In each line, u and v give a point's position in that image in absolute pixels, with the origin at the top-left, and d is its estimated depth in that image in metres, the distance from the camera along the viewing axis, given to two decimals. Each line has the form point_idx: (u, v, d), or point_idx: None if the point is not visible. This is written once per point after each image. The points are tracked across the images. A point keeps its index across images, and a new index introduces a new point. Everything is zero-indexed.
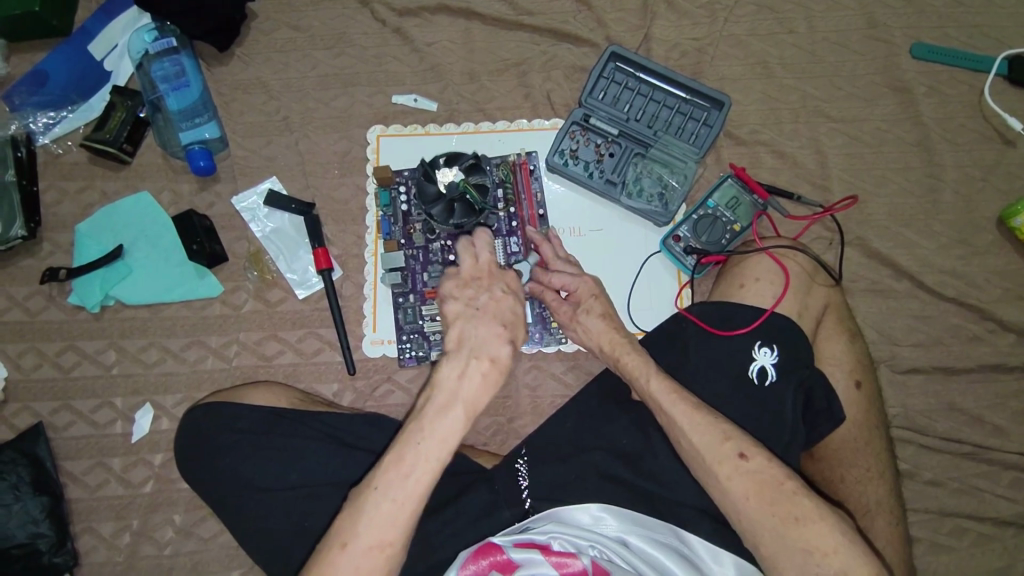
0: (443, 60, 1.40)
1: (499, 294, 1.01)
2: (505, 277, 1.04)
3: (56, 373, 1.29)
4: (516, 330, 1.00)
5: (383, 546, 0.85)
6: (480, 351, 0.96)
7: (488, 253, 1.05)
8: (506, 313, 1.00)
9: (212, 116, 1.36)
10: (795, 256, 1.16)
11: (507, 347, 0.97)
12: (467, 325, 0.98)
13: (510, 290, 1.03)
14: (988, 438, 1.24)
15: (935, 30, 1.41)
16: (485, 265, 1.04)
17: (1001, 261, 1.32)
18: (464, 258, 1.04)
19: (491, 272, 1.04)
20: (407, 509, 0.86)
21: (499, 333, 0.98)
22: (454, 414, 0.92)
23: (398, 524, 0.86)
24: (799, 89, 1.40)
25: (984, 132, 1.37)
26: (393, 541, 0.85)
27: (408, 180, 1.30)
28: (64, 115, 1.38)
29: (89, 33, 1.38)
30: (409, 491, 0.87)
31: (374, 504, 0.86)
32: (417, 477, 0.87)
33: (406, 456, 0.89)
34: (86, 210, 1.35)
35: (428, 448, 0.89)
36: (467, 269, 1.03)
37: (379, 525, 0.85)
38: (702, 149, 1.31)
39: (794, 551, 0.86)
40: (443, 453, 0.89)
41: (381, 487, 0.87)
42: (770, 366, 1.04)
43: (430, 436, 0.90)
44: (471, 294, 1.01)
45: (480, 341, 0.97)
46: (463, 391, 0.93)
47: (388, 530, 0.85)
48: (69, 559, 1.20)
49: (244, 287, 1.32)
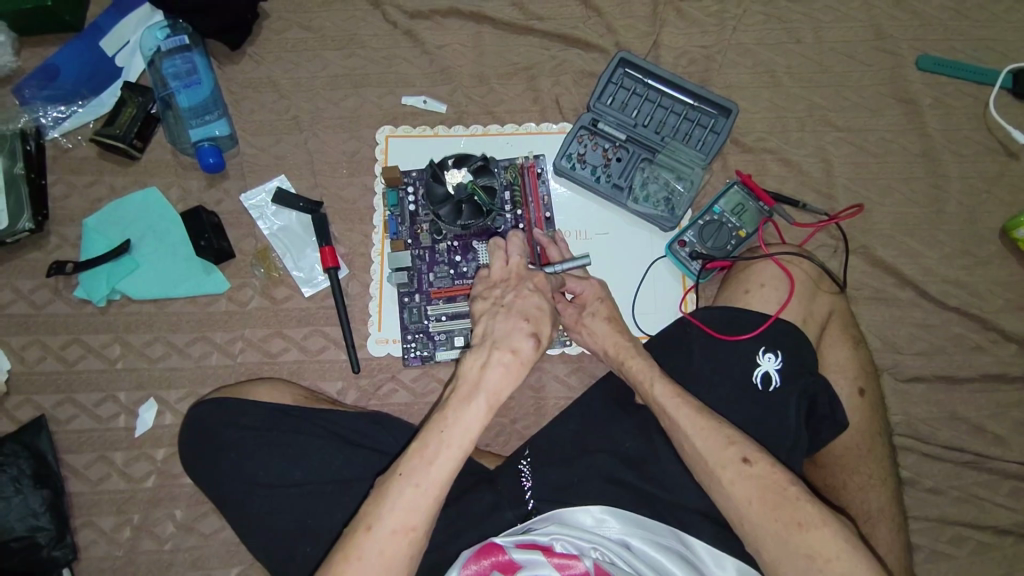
0: (453, 63, 1.41)
1: (526, 292, 1.01)
2: (534, 278, 1.03)
3: (60, 366, 1.29)
4: (540, 324, 0.98)
5: (407, 530, 0.86)
6: (503, 343, 0.96)
7: (518, 255, 1.04)
8: (530, 308, 0.99)
9: (223, 114, 1.37)
10: (801, 263, 1.17)
11: (530, 340, 0.96)
12: (492, 321, 0.99)
13: (537, 289, 1.02)
14: (989, 448, 1.25)
15: (942, 43, 1.42)
16: (514, 266, 1.04)
17: (1004, 272, 1.33)
18: (495, 259, 1.05)
19: (520, 273, 1.04)
20: (432, 495, 0.88)
21: (522, 325, 0.97)
22: (477, 403, 0.93)
23: (422, 509, 0.87)
24: (805, 99, 1.41)
25: (988, 144, 1.38)
26: (417, 526, 0.86)
27: (416, 181, 1.31)
28: (75, 110, 1.39)
29: (101, 29, 1.39)
30: (432, 477, 0.88)
31: (398, 491, 0.88)
32: (442, 465, 0.89)
33: (430, 443, 0.90)
34: (95, 204, 1.36)
35: (452, 435, 0.91)
36: (498, 270, 1.05)
37: (402, 511, 0.87)
38: (708, 155, 1.32)
39: (797, 555, 0.86)
40: (466, 441, 0.91)
41: (407, 473, 0.88)
42: (774, 371, 1.05)
43: (453, 424, 0.91)
44: (498, 294, 1.02)
45: (503, 334, 0.97)
46: (486, 381, 0.94)
47: (412, 516, 0.86)
48: (69, 553, 1.20)
49: (250, 284, 1.32)
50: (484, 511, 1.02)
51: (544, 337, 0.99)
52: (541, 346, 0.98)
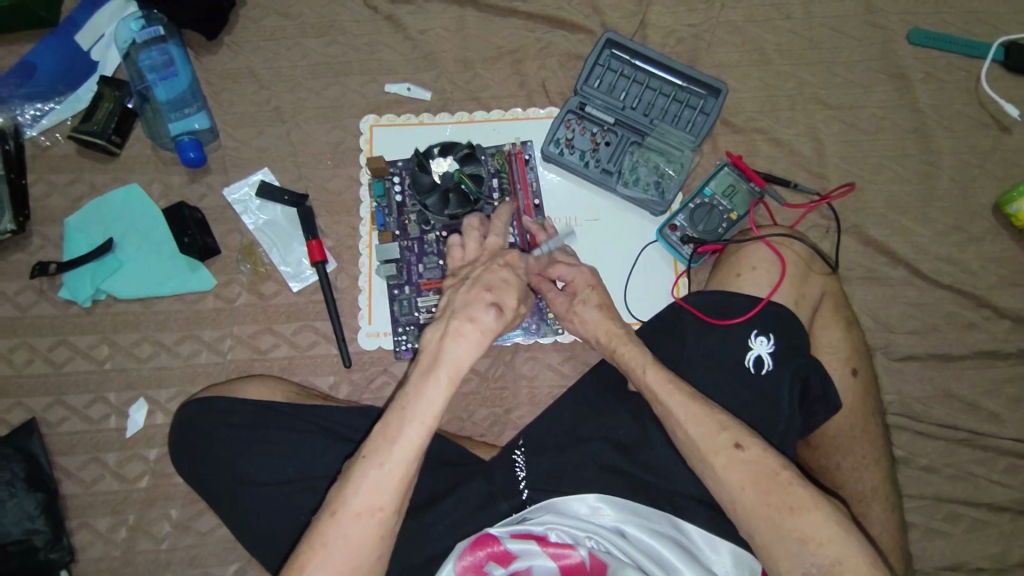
0: (437, 48, 1.39)
1: (495, 267, 1.01)
2: (503, 254, 1.02)
3: (49, 368, 1.27)
4: (504, 295, 0.98)
5: (373, 511, 0.85)
6: (463, 314, 0.95)
7: (494, 236, 1.07)
8: (491, 278, 0.99)
9: (201, 106, 1.34)
10: (793, 245, 1.16)
11: (490, 310, 0.95)
12: (456, 294, 0.99)
13: (508, 263, 1.02)
14: (984, 424, 1.24)
15: (932, 17, 1.40)
16: (487, 246, 1.06)
17: (997, 248, 1.32)
18: (467, 242, 1.07)
19: (493, 251, 1.05)
20: (395, 474, 0.87)
21: (481, 295, 0.96)
22: (437, 377, 0.92)
23: (386, 489, 0.86)
24: (795, 76, 1.39)
25: (980, 118, 1.37)
26: (383, 506, 0.86)
27: (402, 171, 1.29)
28: (51, 107, 1.36)
29: (75, 23, 1.35)
30: (396, 456, 0.87)
31: (362, 472, 0.87)
32: (404, 443, 0.88)
33: (392, 423, 0.90)
34: (76, 203, 1.33)
35: (414, 413, 0.90)
36: (471, 252, 1.07)
37: (366, 493, 0.86)
38: (699, 138, 1.30)
39: (789, 540, 0.86)
40: (429, 416, 0.90)
41: (370, 455, 0.88)
42: (766, 355, 1.03)
43: (415, 401, 0.90)
44: (470, 271, 1.03)
45: (463, 305, 0.96)
46: (447, 354, 0.93)
47: (377, 496, 0.86)
48: (65, 554, 1.19)
49: (237, 280, 1.30)
50: (479, 502, 1.01)
51: (509, 309, 0.98)
52: (504, 317, 0.96)
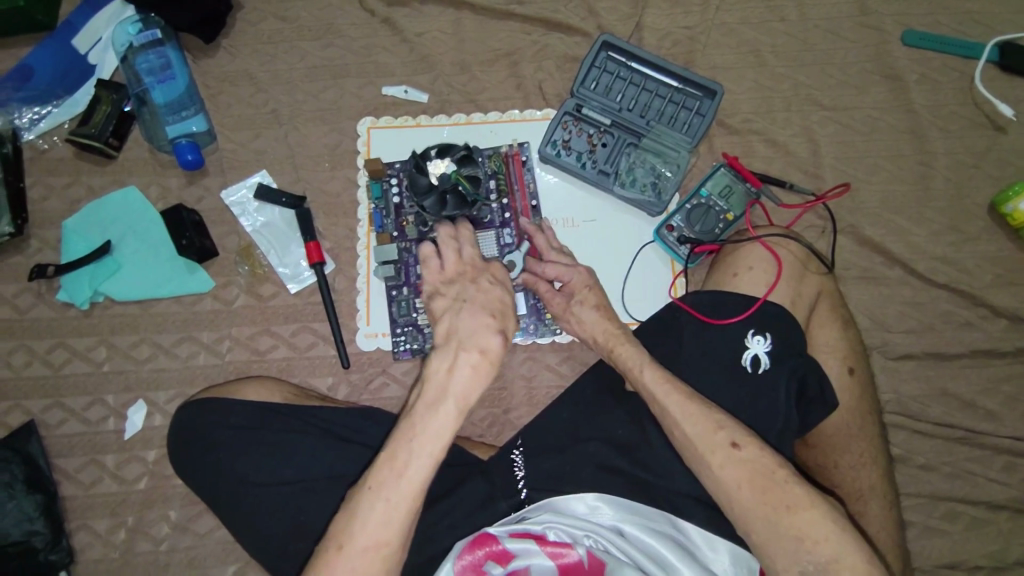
0: (433, 51, 1.39)
1: (485, 285, 1.02)
2: (489, 269, 1.04)
3: (47, 370, 1.27)
4: (505, 319, 1.00)
5: (379, 546, 0.85)
6: (470, 344, 0.96)
7: (469, 247, 1.06)
8: (493, 302, 1.00)
9: (199, 109, 1.36)
10: (788, 245, 1.16)
11: (497, 338, 0.96)
12: (456, 319, 0.99)
13: (496, 280, 1.03)
14: (980, 423, 1.25)
15: (927, 18, 1.41)
16: (467, 258, 1.05)
17: (993, 247, 1.32)
18: (445, 253, 1.05)
19: (474, 264, 1.05)
20: (403, 507, 0.87)
21: (488, 323, 0.97)
22: (446, 409, 0.92)
23: (394, 524, 0.86)
24: (791, 77, 1.40)
25: (975, 118, 1.37)
26: (390, 540, 0.85)
27: (399, 172, 1.29)
28: (50, 110, 1.36)
29: (73, 27, 1.36)
30: (403, 490, 0.87)
31: (369, 505, 0.87)
32: (411, 477, 0.88)
33: (399, 456, 0.89)
34: (74, 206, 1.34)
35: (422, 446, 0.90)
36: (450, 264, 1.04)
37: (372, 527, 0.86)
38: (695, 138, 1.31)
39: (786, 539, 0.86)
40: (436, 449, 0.90)
41: (376, 487, 0.88)
42: (764, 354, 1.04)
43: (422, 434, 0.90)
44: (458, 289, 1.02)
45: (469, 333, 0.96)
46: (454, 384, 0.93)
47: (384, 531, 0.86)
48: (65, 556, 1.19)
49: (235, 282, 1.31)
50: (476, 503, 1.01)
51: (508, 333, 1.00)
52: (506, 344, 0.98)
